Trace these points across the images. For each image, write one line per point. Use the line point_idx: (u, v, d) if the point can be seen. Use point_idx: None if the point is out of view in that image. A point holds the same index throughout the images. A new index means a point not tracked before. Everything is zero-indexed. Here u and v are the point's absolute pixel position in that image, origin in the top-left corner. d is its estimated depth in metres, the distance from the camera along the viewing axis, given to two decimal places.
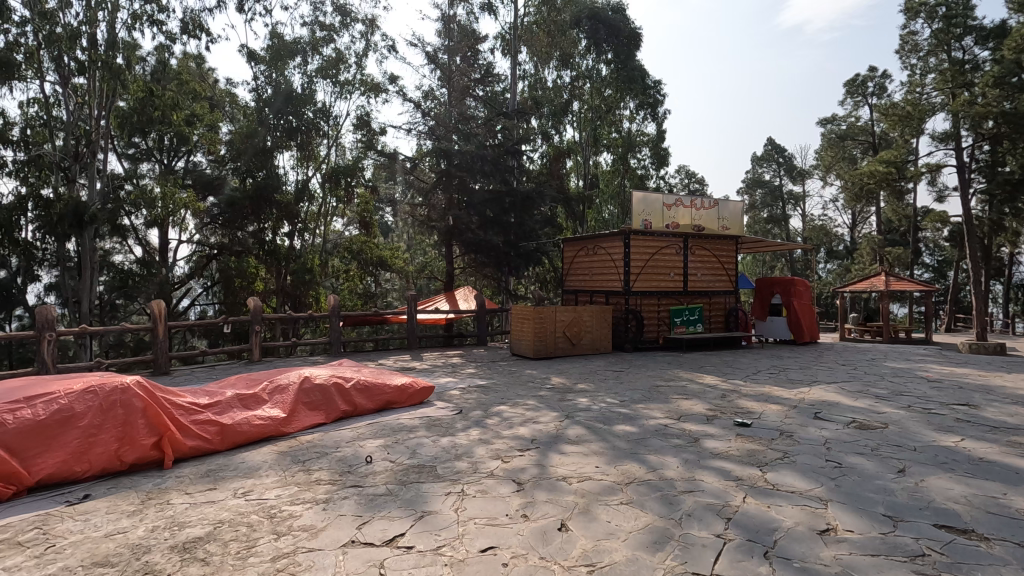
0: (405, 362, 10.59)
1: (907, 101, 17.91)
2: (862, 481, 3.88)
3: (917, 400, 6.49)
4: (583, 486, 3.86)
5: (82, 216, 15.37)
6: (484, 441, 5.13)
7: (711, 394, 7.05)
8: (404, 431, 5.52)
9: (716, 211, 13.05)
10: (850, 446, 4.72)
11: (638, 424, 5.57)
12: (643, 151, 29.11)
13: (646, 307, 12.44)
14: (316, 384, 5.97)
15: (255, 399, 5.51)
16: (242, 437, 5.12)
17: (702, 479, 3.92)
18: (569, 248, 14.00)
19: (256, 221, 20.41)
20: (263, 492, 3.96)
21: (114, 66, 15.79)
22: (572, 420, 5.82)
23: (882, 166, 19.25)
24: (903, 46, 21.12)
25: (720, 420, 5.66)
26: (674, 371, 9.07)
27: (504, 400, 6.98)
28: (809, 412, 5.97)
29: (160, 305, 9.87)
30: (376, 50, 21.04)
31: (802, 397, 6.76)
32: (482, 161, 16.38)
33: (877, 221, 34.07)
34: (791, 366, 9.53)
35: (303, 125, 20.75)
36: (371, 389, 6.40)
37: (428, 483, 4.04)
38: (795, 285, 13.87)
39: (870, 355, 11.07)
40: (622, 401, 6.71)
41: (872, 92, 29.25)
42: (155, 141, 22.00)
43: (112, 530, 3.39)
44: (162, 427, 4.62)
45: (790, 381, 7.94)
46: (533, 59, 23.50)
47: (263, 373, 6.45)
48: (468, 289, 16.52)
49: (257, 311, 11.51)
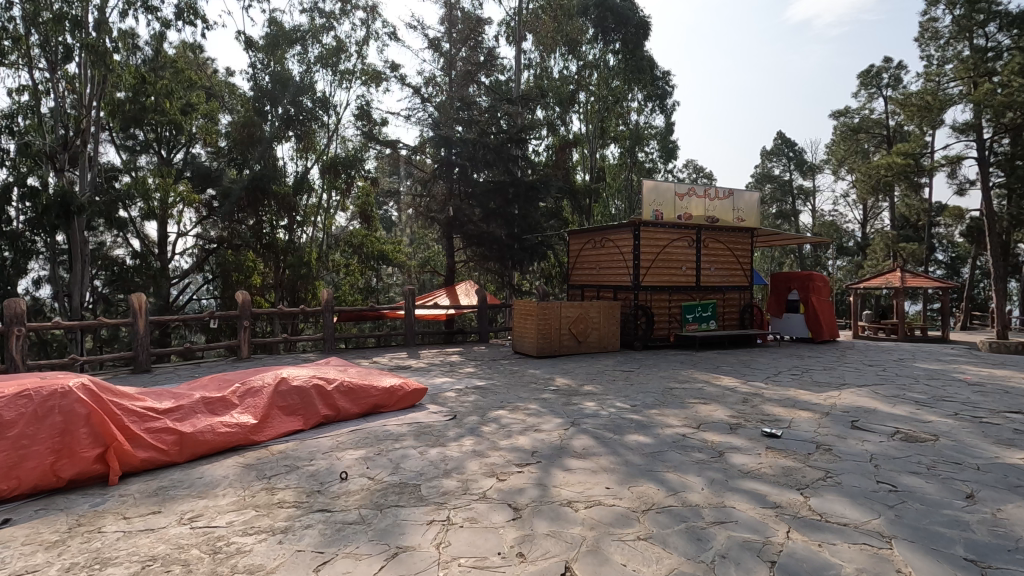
0: (400, 361, 9.98)
1: (926, 91, 17.06)
2: (926, 511, 3.23)
3: (963, 407, 5.83)
4: (591, 514, 3.23)
5: (69, 208, 14.60)
6: (478, 453, 4.50)
7: (731, 398, 6.40)
8: (389, 440, 4.91)
9: (730, 202, 12.27)
10: (901, 464, 4.06)
11: (652, 434, 4.92)
12: (651, 145, 28.40)
13: (656, 303, 11.77)
14: (293, 386, 5.37)
15: (224, 403, 4.92)
16: (204, 447, 4.52)
17: (733, 507, 3.29)
18: (575, 241, 13.35)
19: (254, 215, 19.82)
20: (213, 519, 3.35)
21: (107, 51, 15.21)
22: (577, 428, 5.18)
23: (899, 158, 18.41)
24: (922, 33, 20.26)
25: (746, 430, 5.00)
26: (687, 372, 8.41)
27: (503, 403, 6.36)
28: (845, 420, 5.32)
29: (140, 298, 9.30)
30: (377, 38, 20.46)
31: (834, 402, 6.09)
32: (484, 150, 15.82)
33: (890, 217, 33.11)
34: (815, 367, 8.84)
35: (301, 114, 20.14)
36: (356, 392, 5.78)
37: (408, 507, 3.42)
38: (812, 281, 13.07)
39: (896, 354, 10.38)
40: (633, 406, 6.05)
41: (887, 83, 28.37)
42: (153, 133, 21.41)
43: (21, 570, 2.80)
44: (109, 436, 4.02)
45: (816, 384, 7.27)
46: (538, 48, 22.78)
47: (237, 373, 5.83)
48: (469, 283, 15.61)
49: (245, 305, 10.92)
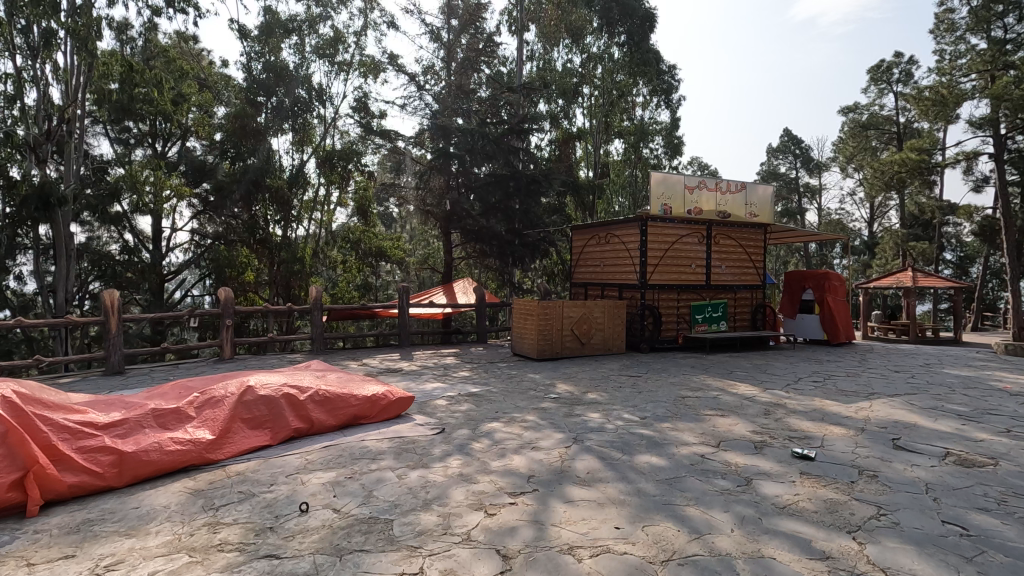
0: (390, 363, 9.36)
1: (940, 85, 16.31)
2: (1016, 566, 2.59)
3: (1014, 423, 5.19)
4: (599, 567, 2.61)
5: (49, 200, 13.88)
6: (465, 478, 3.87)
7: (752, 409, 5.76)
8: (366, 460, 4.29)
9: (743, 196, 11.61)
10: (965, 496, 3.44)
11: (666, 454, 4.30)
12: (656, 141, 27.72)
13: (664, 302, 11.11)
14: (260, 395, 4.76)
15: (177, 417, 4.32)
16: (149, 468, 3.91)
17: (773, 558, 2.67)
18: (578, 237, 12.73)
19: (247, 208, 19.21)
20: (135, 567, 2.73)
21: (93, 35, 14.55)
22: (580, 446, 4.55)
23: (913, 154, 17.65)
24: (938, 25, 19.50)
25: (773, 450, 4.38)
26: (699, 378, 7.77)
27: (498, 414, 5.73)
28: (884, 438, 4.69)
29: (111, 295, 8.72)
30: (376, 28, 19.83)
31: (866, 415, 5.45)
32: (484, 140, 15.14)
33: (898, 215, 32.35)
34: (837, 373, 8.19)
35: (295, 105, 19.44)
36: (332, 401, 5.16)
37: (375, 554, 2.79)
38: (828, 280, 12.34)
39: (920, 359, 9.71)
40: (643, 418, 5.42)
41: (898, 79, 27.60)
42: (147, 125, 20.70)
43: None
44: (29, 458, 3.41)
45: (842, 392, 6.65)
46: (541, 39, 22.09)
47: (200, 381, 5.22)
48: (468, 280, 14.97)
49: (227, 303, 10.34)
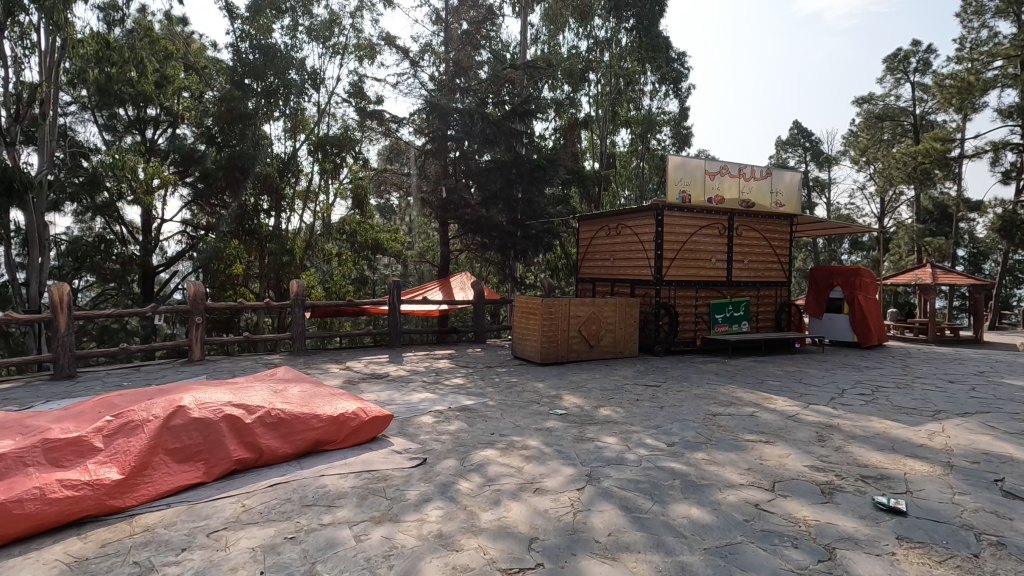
0: (377, 367, 8.35)
1: (969, 71, 15.11)
2: None
3: None
4: None
5: (13, 186, 12.81)
6: (444, 541, 2.87)
7: (803, 434, 4.74)
8: (320, 508, 3.31)
9: (768, 183, 10.55)
10: None
11: (709, 502, 3.32)
12: (663, 131, 26.52)
13: (681, 301, 10.08)
14: (193, 418, 3.75)
15: (79, 450, 3.35)
16: (24, 524, 2.92)
17: None
18: (585, 229, 11.72)
19: (236, 196, 18.19)
20: None
21: (62, 8, 13.20)
22: (597, 488, 3.55)
23: (937, 144, 16.50)
24: (963, 8, 18.27)
25: (848, 498, 3.37)
26: (728, 389, 6.75)
27: (494, 437, 4.73)
28: (984, 479, 3.68)
29: (61, 289, 7.66)
30: (370, 8, 18.78)
31: (946, 444, 4.42)
32: (484, 124, 14.11)
33: (911, 210, 31.19)
34: (884, 383, 7.12)
35: (283, 87, 18.23)
36: (289, 424, 4.18)
37: None
38: (858, 276, 11.29)
39: (969, 366, 8.67)
40: (671, 446, 4.42)
41: (916, 68, 26.33)
42: (134, 110, 19.51)
43: None
44: None
45: (901, 410, 5.61)
46: (547, 20, 20.90)
47: (129, 396, 4.23)
48: (466, 275, 13.93)
49: (198, 300, 9.37)
